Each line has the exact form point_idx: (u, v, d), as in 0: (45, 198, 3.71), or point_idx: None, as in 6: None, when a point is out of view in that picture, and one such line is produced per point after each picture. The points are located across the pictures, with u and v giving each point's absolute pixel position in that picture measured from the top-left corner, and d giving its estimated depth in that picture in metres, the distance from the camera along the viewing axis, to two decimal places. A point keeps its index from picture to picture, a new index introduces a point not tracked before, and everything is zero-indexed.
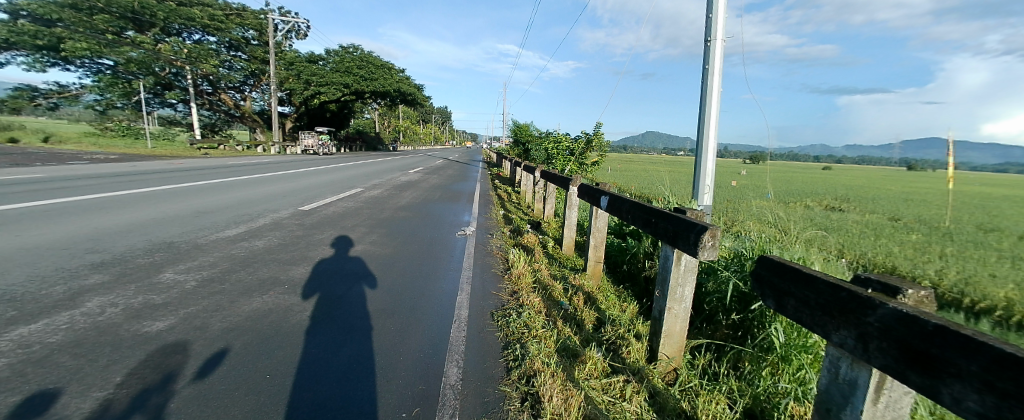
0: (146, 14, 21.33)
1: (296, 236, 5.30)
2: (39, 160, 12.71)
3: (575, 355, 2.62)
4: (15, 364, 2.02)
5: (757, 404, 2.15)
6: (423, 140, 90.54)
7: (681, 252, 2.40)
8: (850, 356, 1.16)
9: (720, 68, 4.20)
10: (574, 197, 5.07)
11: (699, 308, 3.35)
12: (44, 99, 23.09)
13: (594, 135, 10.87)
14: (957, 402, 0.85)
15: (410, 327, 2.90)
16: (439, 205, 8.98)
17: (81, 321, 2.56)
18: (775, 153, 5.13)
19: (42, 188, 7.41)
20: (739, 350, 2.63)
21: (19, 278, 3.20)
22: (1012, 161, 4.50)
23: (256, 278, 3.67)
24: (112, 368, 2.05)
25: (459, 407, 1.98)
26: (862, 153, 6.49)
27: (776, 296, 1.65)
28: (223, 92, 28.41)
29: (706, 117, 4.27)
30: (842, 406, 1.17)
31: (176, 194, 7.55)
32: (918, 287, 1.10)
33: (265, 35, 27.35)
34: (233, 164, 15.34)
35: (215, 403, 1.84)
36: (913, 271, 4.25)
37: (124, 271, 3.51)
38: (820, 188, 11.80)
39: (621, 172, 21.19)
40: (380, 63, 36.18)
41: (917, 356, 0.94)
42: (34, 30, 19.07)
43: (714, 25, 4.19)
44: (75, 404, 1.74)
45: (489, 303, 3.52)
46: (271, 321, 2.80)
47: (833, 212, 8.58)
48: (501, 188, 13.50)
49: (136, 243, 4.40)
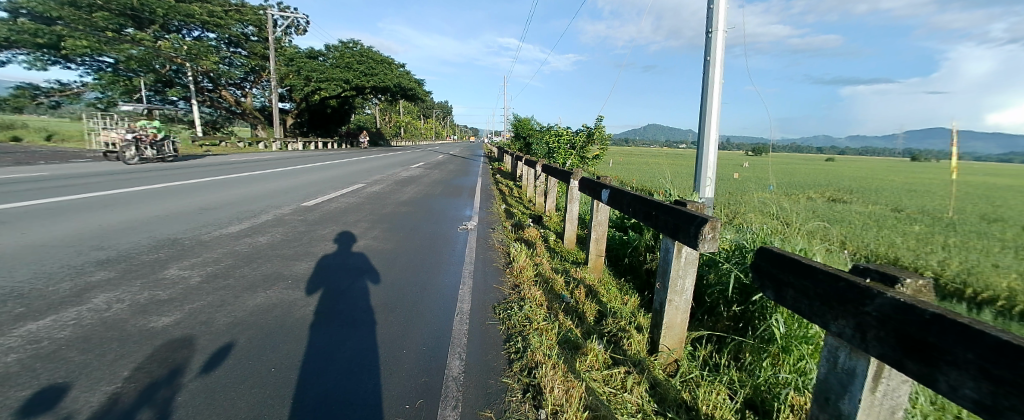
0: (145, 11, 21.39)
1: (299, 232, 5.33)
2: (40, 159, 12.66)
3: (576, 347, 2.65)
4: (25, 359, 2.06)
5: (757, 394, 2.17)
6: (424, 136, 90.78)
7: (681, 245, 2.41)
8: (849, 345, 1.17)
9: (721, 59, 4.16)
10: (574, 191, 5.06)
11: (700, 300, 3.36)
12: (45, 97, 22.83)
13: (596, 129, 10.84)
14: (954, 390, 0.85)
15: (413, 321, 2.92)
16: (440, 200, 8.98)
17: (89, 316, 2.59)
18: (778, 145, 5.11)
19: (44, 187, 7.40)
20: (739, 341, 2.65)
21: (26, 275, 3.24)
22: (1015, 151, 4.47)
23: (260, 273, 3.72)
24: (120, 362, 2.08)
25: (461, 398, 2.01)
26: (867, 144, 6.44)
27: (775, 287, 1.66)
28: (224, 88, 28.36)
29: (706, 110, 4.25)
30: (840, 394, 1.18)
31: (177, 192, 7.51)
32: (918, 276, 1.11)
33: (265, 31, 27.02)
34: (231, 162, 15.11)
35: (222, 397, 1.87)
36: (916, 262, 4.23)
37: (129, 268, 3.54)
38: (824, 180, 11.77)
39: (622, 166, 21.21)
40: (380, 57, 35.88)
41: (916, 344, 0.94)
42: (34, 29, 19.09)
43: (715, 16, 4.15)
44: (84, 398, 1.77)
45: (491, 297, 3.55)
46: (276, 315, 2.85)
47: (835, 203, 8.56)
48: (501, 182, 13.55)
49: (140, 240, 4.42)
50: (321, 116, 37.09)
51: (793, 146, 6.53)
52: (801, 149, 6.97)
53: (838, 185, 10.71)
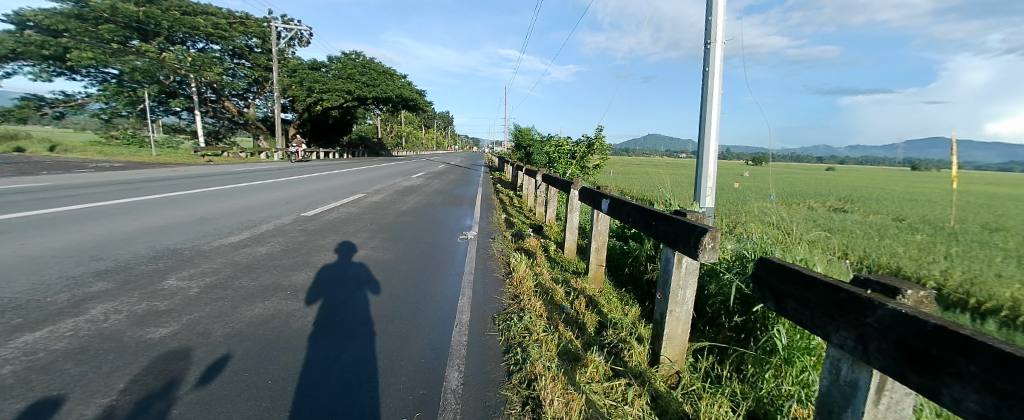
0: (151, 23, 21.89)
1: (298, 242, 5.32)
2: (43, 169, 12.68)
3: (576, 358, 2.62)
4: (20, 371, 2.03)
5: (760, 407, 2.14)
6: (425, 147, 91.40)
7: (681, 255, 2.41)
8: (851, 357, 1.16)
9: (720, 70, 4.21)
10: (574, 200, 5.05)
11: (702, 310, 3.35)
12: (50, 108, 23.08)
13: (595, 139, 10.91)
14: (957, 403, 0.84)
15: (411, 333, 2.89)
16: (440, 210, 8.99)
17: (86, 327, 2.58)
18: (778, 155, 5.14)
19: (47, 197, 7.43)
20: (742, 353, 2.62)
21: (25, 285, 3.23)
22: (1017, 160, 4.43)
23: (259, 284, 3.69)
24: (116, 374, 2.07)
25: (459, 411, 1.98)
26: (865, 154, 6.48)
27: (775, 297, 1.66)
28: (227, 99, 28.60)
29: (706, 121, 4.28)
30: (844, 407, 1.16)
31: (178, 202, 7.53)
32: (918, 287, 1.10)
33: (268, 43, 27.31)
34: (234, 172, 15.22)
35: (216, 409, 1.85)
36: (918, 271, 4.21)
37: (128, 279, 3.53)
38: (823, 190, 11.83)
39: (623, 176, 21.33)
40: (381, 69, 36.37)
41: (916, 356, 0.94)
42: (41, 41, 19.47)
43: (714, 28, 4.21)
44: (78, 411, 1.75)
45: (490, 307, 3.53)
46: (274, 326, 2.82)
47: (835, 213, 8.57)
48: (502, 192, 13.62)
49: (139, 250, 4.42)
50: (322, 127, 37.19)
51: (791, 156, 6.55)
52: (801, 158, 7.01)
53: (836, 192, 10.80)
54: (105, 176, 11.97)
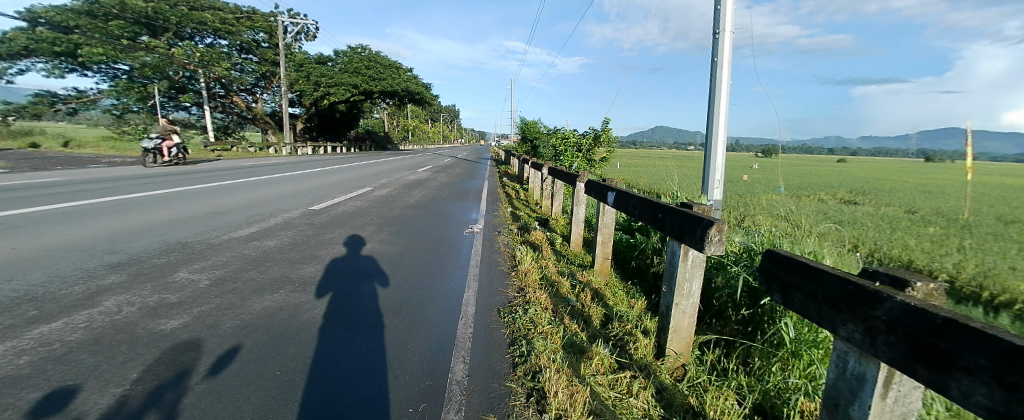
0: (159, 19, 21.99)
1: (306, 236, 5.37)
2: (58, 164, 12.92)
3: (581, 351, 2.63)
4: (36, 361, 2.10)
5: (766, 400, 2.13)
6: (431, 141, 91.63)
7: (688, 248, 2.39)
8: (858, 350, 1.14)
9: (729, 60, 4.14)
10: (581, 193, 5.01)
11: (708, 304, 3.34)
12: (63, 104, 23.32)
13: (602, 131, 10.86)
14: (967, 397, 0.83)
15: (418, 325, 2.91)
16: (447, 203, 9.04)
17: (100, 319, 2.64)
18: (788, 146, 5.06)
19: (63, 192, 7.59)
20: (748, 345, 2.60)
21: (40, 278, 3.31)
22: None
23: (268, 276, 3.75)
24: (129, 365, 2.12)
25: (464, 402, 2.00)
26: (876, 145, 6.35)
27: (781, 289, 1.64)
28: (235, 94, 28.82)
29: (714, 112, 4.21)
30: (851, 401, 1.15)
31: (188, 196, 7.63)
32: (928, 280, 1.09)
33: (275, 37, 27.37)
34: (244, 166, 15.38)
35: (227, 399, 1.89)
36: (930, 264, 4.12)
37: (140, 272, 3.60)
38: (835, 181, 11.64)
39: (630, 168, 21.25)
40: (387, 62, 36.29)
41: (926, 349, 0.92)
42: (52, 38, 19.73)
43: (724, 16, 4.12)
44: (93, 400, 1.80)
45: (496, 300, 3.55)
46: (282, 319, 2.86)
47: (847, 204, 8.44)
48: (508, 185, 13.62)
49: (151, 244, 4.50)
50: (330, 121, 37.31)
51: (803, 147, 6.42)
52: (811, 150, 6.88)
53: (846, 182, 10.69)
54: (118, 171, 12.14)
